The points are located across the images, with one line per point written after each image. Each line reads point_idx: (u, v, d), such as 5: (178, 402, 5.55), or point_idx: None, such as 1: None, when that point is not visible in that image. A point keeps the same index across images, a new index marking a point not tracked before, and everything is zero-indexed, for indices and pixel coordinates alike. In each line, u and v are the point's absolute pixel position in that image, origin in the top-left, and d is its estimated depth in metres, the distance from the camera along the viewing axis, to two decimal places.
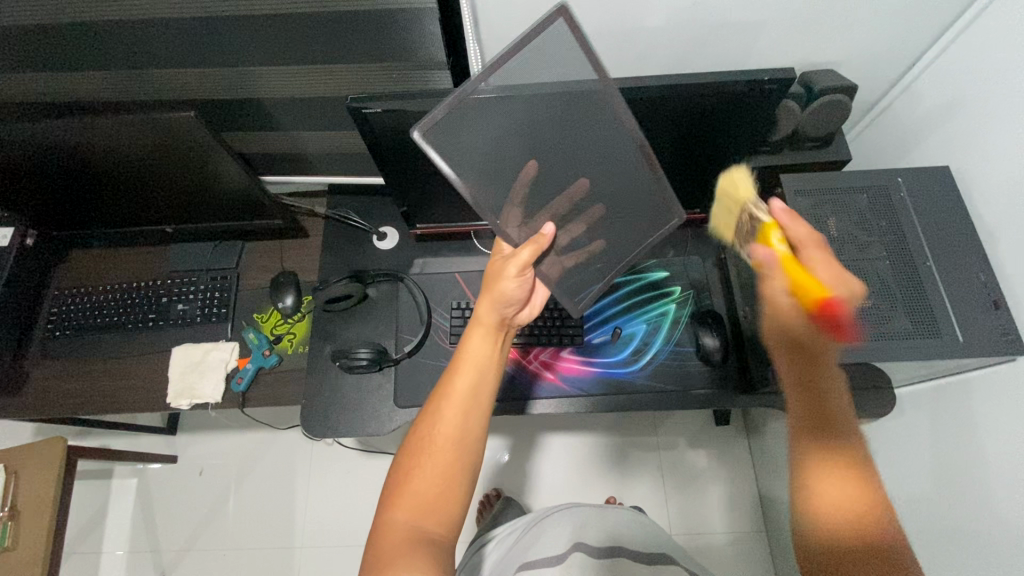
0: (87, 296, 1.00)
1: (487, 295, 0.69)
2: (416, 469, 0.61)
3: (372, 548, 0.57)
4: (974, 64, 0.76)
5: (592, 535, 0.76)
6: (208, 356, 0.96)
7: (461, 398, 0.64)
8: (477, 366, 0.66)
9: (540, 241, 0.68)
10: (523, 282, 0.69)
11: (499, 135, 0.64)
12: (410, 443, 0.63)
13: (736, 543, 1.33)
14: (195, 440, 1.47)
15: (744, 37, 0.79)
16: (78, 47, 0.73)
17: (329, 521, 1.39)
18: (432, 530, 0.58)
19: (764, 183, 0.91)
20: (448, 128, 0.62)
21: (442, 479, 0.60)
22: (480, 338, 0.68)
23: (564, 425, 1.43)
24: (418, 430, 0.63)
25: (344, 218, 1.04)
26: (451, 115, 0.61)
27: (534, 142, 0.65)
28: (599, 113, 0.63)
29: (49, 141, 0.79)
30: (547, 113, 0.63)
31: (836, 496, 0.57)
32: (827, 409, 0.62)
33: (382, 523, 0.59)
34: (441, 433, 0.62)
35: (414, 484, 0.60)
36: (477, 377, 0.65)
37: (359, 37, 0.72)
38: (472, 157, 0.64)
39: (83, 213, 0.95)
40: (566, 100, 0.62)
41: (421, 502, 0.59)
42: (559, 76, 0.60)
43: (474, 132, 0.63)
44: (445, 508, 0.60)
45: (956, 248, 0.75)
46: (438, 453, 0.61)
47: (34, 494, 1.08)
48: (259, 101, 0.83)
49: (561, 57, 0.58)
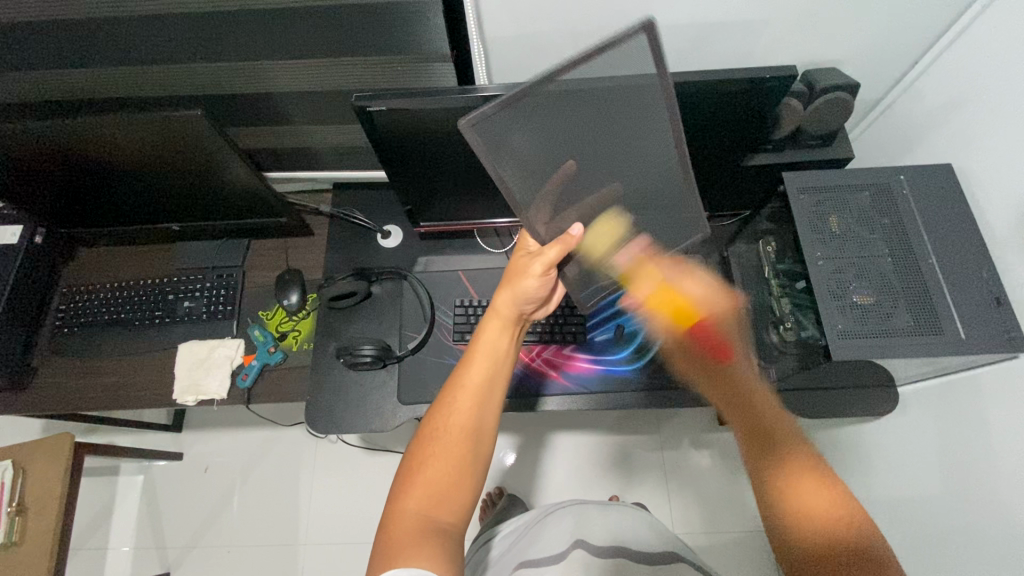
0: (96, 294, 1.01)
1: (508, 288, 0.69)
2: (428, 459, 0.61)
3: (382, 538, 0.57)
4: (977, 61, 0.76)
5: (594, 532, 0.76)
6: (214, 352, 0.96)
7: (475, 390, 0.64)
8: (490, 358, 0.66)
9: (568, 242, 0.67)
10: (546, 280, 0.69)
11: (545, 130, 0.61)
12: (422, 433, 0.63)
13: (740, 544, 1.32)
14: (200, 437, 1.48)
15: (746, 35, 0.79)
16: (89, 44, 0.74)
17: (332, 519, 1.40)
18: (443, 521, 0.58)
19: (767, 182, 0.91)
20: (495, 121, 0.58)
21: (454, 470, 0.60)
22: (495, 329, 0.67)
23: (567, 424, 1.44)
24: (431, 420, 0.63)
25: (349, 216, 1.04)
26: (502, 109, 0.57)
27: (579, 137, 0.63)
28: (651, 104, 0.61)
29: (59, 139, 0.80)
30: (599, 106, 0.60)
31: (806, 505, 0.58)
32: (766, 425, 0.65)
33: (392, 511, 0.59)
34: (454, 424, 0.62)
35: (425, 474, 0.60)
36: (491, 369, 0.65)
37: (364, 32, 0.73)
38: (513, 155, 0.61)
39: (90, 211, 0.96)
40: (618, 95, 0.60)
41: (433, 492, 0.59)
42: (621, 81, 0.58)
43: (520, 127, 0.60)
44: (457, 499, 0.60)
45: (959, 245, 0.75)
46: (451, 443, 0.61)
47: (41, 490, 1.09)
48: (267, 95, 0.85)
49: (627, 63, 0.57)
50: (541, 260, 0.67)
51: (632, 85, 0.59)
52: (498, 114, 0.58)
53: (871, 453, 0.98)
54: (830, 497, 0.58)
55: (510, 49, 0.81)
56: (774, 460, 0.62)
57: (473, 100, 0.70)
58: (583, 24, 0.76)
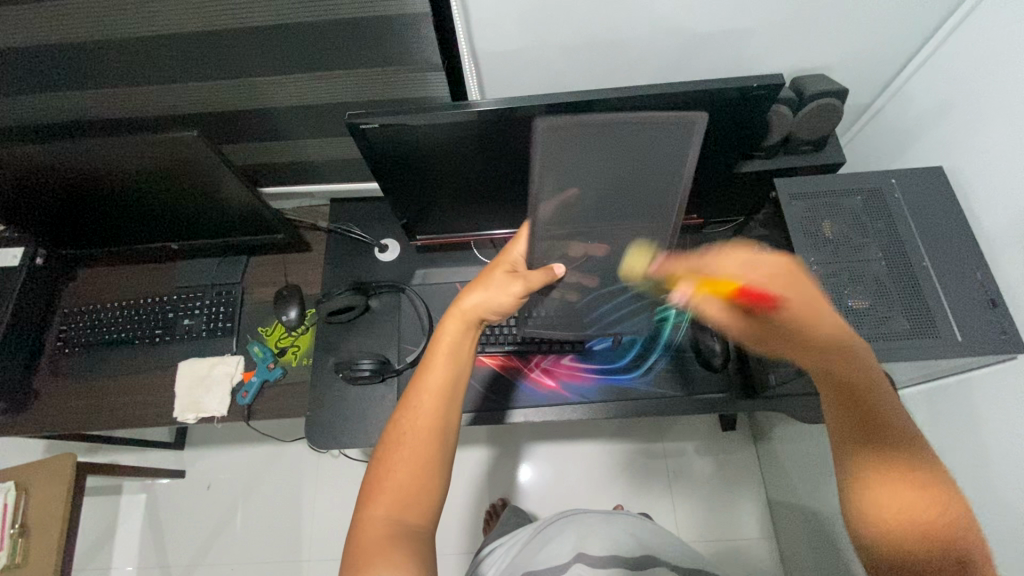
0: (96, 314, 1.02)
1: (482, 292, 0.68)
2: (394, 464, 0.59)
3: (351, 546, 0.55)
4: (962, 66, 0.77)
5: (594, 544, 0.75)
6: (214, 369, 0.97)
7: (437, 391, 0.62)
8: (450, 358, 0.64)
9: (551, 278, 0.70)
10: (519, 299, 0.70)
11: (603, 151, 0.59)
12: (388, 438, 0.61)
13: (746, 551, 1.31)
14: (203, 454, 1.48)
15: (734, 45, 0.80)
16: (87, 63, 0.76)
17: (333, 534, 1.39)
18: (412, 523, 0.57)
19: (760, 187, 0.92)
20: (565, 131, 0.58)
21: (421, 473, 0.58)
22: (454, 326, 0.66)
23: (572, 434, 1.44)
24: (396, 423, 0.61)
25: (345, 230, 1.05)
26: (585, 125, 0.57)
27: (623, 169, 0.61)
28: (677, 147, 0.60)
29: (58, 162, 0.81)
30: (637, 140, 0.59)
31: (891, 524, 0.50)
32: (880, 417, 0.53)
33: (360, 520, 0.57)
34: (420, 427, 0.60)
35: (393, 477, 0.58)
36: (452, 370, 0.64)
37: (361, 42, 0.75)
38: (556, 160, 0.60)
39: (91, 230, 0.97)
40: (658, 141, 0.60)
41: (401, 495, 0.57)
42: (670, 150, 0.60)
43: (574, 150, 0.60)
44: (425, 500, 0.58)
45: (950, 247, 0.75)
46: (418, 444, 0.59)
47: (43, 511, 1.09)
48: (266, 110, 0.86)
49: (668, 145, 0.60)
50: (524, 283, 0.69)
51: (676, 122, 0.58)
52: (571, 123, 0.57)
53: None
54: (919, 494, 0.49)
55: (501, 68, 0.83)
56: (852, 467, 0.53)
57: (467, 115, 0.70)
58: (572, 39, 0.77)
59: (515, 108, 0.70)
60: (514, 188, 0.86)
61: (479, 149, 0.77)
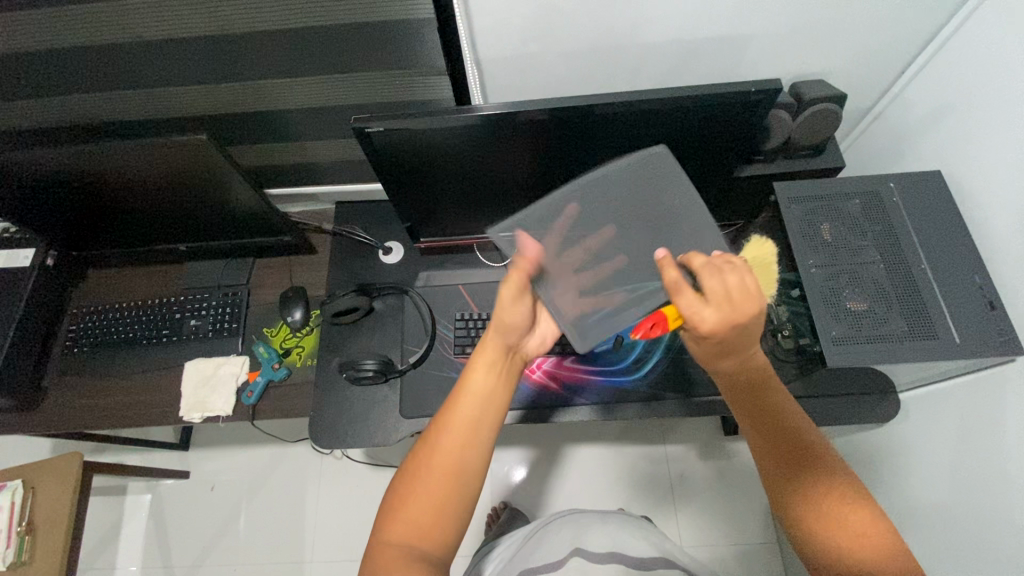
0: (104, 314, 1.04)
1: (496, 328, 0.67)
2: (415, 493, 0.59)
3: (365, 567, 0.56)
4: (959, 71, 0.78)
5: (593, 540, 0.76)
6: (219, 370, 0.98)
7: (464, 427, 0.61)
8: (482, 395, 0.63)
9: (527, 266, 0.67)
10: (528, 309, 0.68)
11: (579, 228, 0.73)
12: (412, 464, 0.61)
13: (748, 556, 1.31)
14: (207, 455, 1.49)
15: (735, 50, 0.82)
16: (101, 67, 0.78)
17: (336, 536, 1.40)
18: (427, 551, 0.57)
19: (761, 191, 0.93)
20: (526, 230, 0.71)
21: (441, 504, 0.58)
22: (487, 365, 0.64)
23: (575, 436, 1.44)
24: (421, 451, 0.61)
25: (351, 233, 1.07)
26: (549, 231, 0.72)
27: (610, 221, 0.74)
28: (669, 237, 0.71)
29: (70, 165, 0.83)
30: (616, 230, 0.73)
31: (841, 534, 0.53)
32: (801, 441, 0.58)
33: (377, 541, 0.58)
34: (444, 460, 0.59)
35: (413, 507, 0.58)
36: (481, 405, 0.62)
37: (368, 46, 0.77)
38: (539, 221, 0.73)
39: (101, 230, 0.99)
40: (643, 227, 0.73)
41: (419, 525, 0.58)
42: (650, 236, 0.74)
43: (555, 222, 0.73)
44: (444, 531, 0.58)
45: (947, 249, 0.76)
46: (440, 476, 0.59)
47: (50, 508, 1.10)
48: (274, 113, 0.88)
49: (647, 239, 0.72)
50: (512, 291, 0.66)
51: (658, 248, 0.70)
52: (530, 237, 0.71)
53: (876, 461, 0.98)
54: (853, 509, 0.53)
55: (505, 74, 0.84)
56: (799, 486, 0.56)
57: (471, 119, 0.72)
58: (574, 44, 0.79)
59: (519, 112, 0.71)
60: (517, 191, 0.87)
61: (482, 152, 0.78)
